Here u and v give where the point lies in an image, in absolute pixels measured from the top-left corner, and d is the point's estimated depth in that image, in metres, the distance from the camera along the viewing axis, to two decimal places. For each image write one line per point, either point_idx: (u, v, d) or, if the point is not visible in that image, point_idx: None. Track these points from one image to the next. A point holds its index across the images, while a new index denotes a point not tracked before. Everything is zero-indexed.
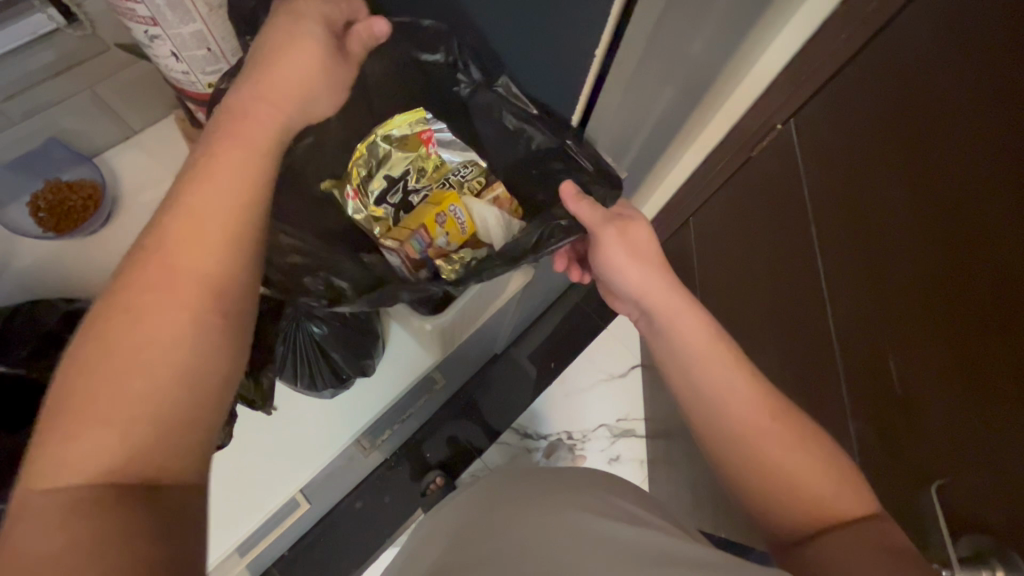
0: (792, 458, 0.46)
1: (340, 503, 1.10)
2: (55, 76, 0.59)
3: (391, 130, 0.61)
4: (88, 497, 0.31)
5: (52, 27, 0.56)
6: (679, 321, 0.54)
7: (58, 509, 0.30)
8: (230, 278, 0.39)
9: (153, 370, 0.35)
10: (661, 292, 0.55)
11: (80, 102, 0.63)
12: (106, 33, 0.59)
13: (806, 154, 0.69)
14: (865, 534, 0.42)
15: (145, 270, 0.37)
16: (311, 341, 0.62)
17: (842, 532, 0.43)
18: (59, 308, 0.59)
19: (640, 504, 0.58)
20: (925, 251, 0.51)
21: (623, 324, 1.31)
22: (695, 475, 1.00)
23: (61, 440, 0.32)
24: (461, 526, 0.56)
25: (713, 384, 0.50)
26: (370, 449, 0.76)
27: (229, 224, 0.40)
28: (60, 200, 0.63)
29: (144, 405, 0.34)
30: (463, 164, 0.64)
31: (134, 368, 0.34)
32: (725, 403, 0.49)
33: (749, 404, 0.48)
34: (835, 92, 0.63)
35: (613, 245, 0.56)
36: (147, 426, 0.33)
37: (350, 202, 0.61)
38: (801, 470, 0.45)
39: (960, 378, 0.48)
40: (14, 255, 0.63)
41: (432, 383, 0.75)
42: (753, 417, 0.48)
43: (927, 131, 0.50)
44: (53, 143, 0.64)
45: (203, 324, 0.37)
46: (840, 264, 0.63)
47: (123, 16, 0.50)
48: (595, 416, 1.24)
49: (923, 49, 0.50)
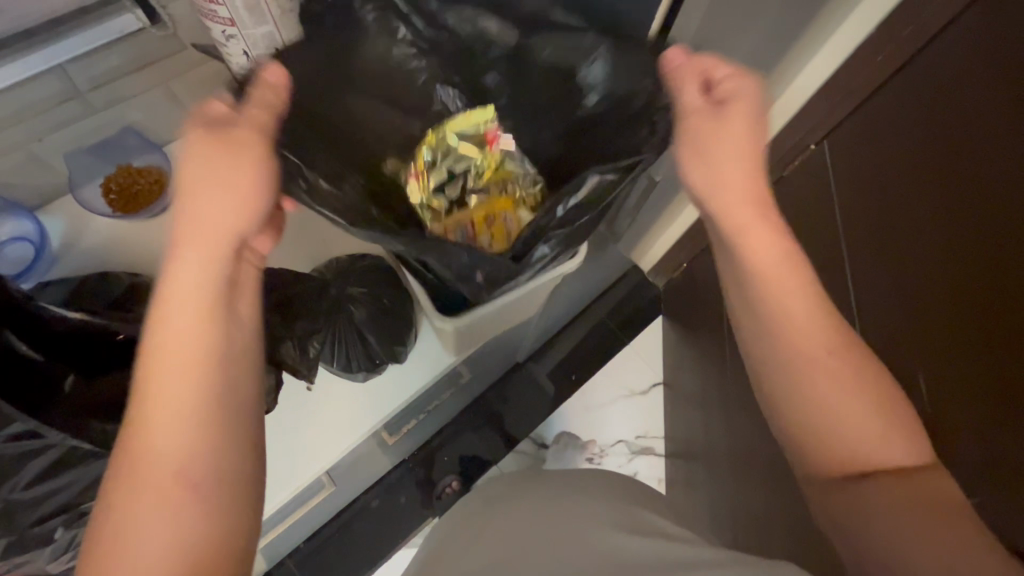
0: (864, 406, 0.46)
1: (356, 501, 1.12)
2: (136, 70, 0.65)
3: (459, 124, 0.64)
4: (180, 525, 0.38)
5: (138, 26, 0.61)
6: (783, 270, 0.49)
7: (151, 537, 0.37)
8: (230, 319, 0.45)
9: (183, 422, 0.41)
10: (761, 228, 0.49)
11: (154, 96, 0.68)
12: (185, 34, 0.65)
13: (838, 172, 0.69)
14: (914, 485, 0.43)
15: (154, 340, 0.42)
16: (351, 325, 0.65)
17: (908, 487, 0.43)
18: (124, 279, 0.61)
19: (655, 511, 0.58)
20: (957, 276, 0.51)
21: (645, 341, 1.31)
22: (715, 496, 0.99)
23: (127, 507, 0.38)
24: (480, 526, 0.57)
25: (788, 347, 0.48)
26: (393, 440, 0.78)
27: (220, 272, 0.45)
28: (129, 182, 0.69)
29: (185, 449, 0.40)
30: (522, 176, 0.65)
31: (168, 425, 0.40)
32: (797, 338, 0.48)
33: (821, 338, 0.48)
34: (875, 106, 0.62)
35: (704, 133, 0.51)
36: (190, 474, 0.40)
37: (409, 182, 0.62)
38: (867, 428, 0.46)
39: (985, 382, 0.48)
40: (84, 232, 0.68)
41: (458, 378, 0.77)
42: (816, 375, 0.47)
43: (950, 168, 0.51)
44: (129, 132, 0.70)
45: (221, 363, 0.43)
46: (870, 276, 0.63)
47: (206, 16, 0.56)
48: (613, 432, 1.24)
49: (956, 77, 0.51)
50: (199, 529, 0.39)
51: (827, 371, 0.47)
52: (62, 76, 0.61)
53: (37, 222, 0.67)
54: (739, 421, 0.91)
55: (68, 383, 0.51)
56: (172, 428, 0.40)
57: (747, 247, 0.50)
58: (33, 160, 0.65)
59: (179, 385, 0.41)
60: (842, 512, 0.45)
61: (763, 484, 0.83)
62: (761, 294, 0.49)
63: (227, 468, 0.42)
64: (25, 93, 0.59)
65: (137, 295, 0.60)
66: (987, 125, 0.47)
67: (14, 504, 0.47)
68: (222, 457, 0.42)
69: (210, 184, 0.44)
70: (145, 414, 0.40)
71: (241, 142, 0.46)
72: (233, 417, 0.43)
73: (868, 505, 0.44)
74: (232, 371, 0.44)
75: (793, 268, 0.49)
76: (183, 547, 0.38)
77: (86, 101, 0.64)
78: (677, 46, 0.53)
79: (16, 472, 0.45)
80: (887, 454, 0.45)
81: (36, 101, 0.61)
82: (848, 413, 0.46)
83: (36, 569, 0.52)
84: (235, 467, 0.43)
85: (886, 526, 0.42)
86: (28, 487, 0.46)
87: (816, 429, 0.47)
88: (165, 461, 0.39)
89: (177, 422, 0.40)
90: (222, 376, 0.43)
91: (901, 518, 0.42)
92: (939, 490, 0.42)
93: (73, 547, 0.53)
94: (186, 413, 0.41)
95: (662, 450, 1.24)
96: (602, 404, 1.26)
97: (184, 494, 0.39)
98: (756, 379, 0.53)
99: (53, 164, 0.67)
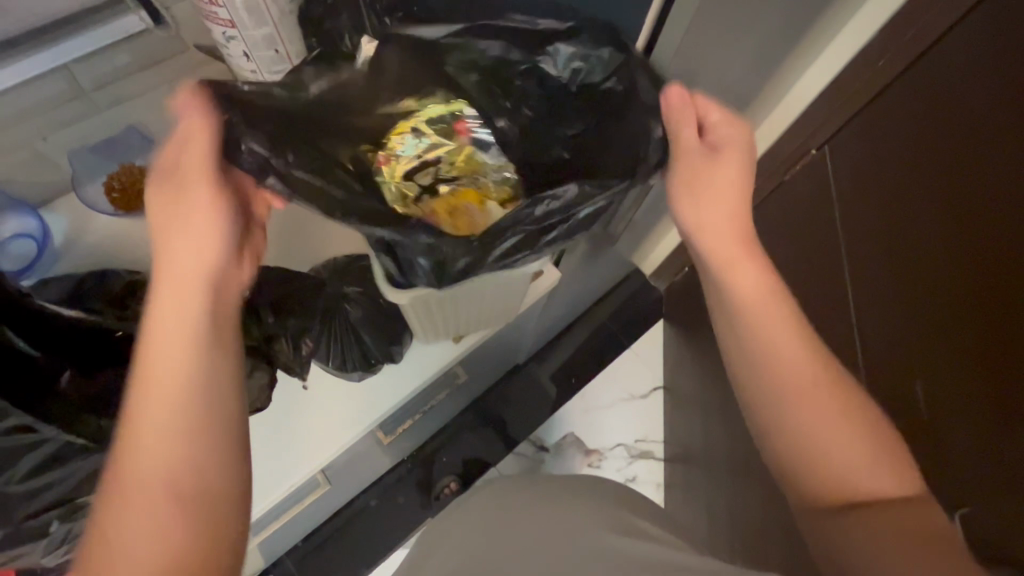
0: (861, 443, 0.45)
1: (356, 500, 1.12)
2: (138, 70, 0.66)
3: (428, 116, 0.59)
4: (161, 521, 0.39)
5: (142, 26, 0.62)
6: (770, 304, 0.50)
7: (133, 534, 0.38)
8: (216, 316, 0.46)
9: (168, 420, 0.41)
10: (748, 263, 0.50)
11: (157, 96, 0.69)
12: (187, 35, 0.66)
13: (838, 176, 0.69)
14: (900, 517, 0.42)
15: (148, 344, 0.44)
16: (346, 321, 0.66)
17: (892, 519, 0.42)
18: (124, 278, 0.61)
19: (648, 515, 0.58)
20: (956, 286, 0.51)
21: (646, 344, 1.31)
22: (714, 501, 0.98)
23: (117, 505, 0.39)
24: (471, 529, 0.57)
25: (779, 375, 0.48)
26: (388, 438, 0.78)
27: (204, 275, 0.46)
28: (132, 181, 0.68)
29: (170, 447, 0.41)
30: (492, 167, 0.60)
31: (153, 425, 0.41)
32: (779, 371, 0.48)
33: (805, 367, 0.48)
34: (878, 111, 0.62)
35: (696, 168, 0.51)
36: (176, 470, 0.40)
37: (378, 166, 0.57)
38: (863, 464, 0.45)
39: (982, 392, 0.48)
40: (87, 229, 0.69)
41: (453, 378, 0.77)
42: (798, 404, 0.47)
43: (950, 177, 0.51)
44: (132, 130, 0.70)
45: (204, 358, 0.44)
46: (869, 283, 0.63)
47: (206, 17, 0.55)
48: (612, 435, 1.23)
49: (958, 84, 0.50)
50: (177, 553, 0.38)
51: (813, 399, 0.46)
52: (66, 76, 0.61)
53: (42, 219, 0.67)
54: (739, 427, 0.91)
55: (65, 379, 0.50)
56: (161, 428, 0.41)
57: (734, 280, 0.50)
58: (38, 159, 0.67)
59: (158, 413, 0.41)
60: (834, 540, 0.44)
61: (762, 491, 0.82)
62: (760, 325, 0.49)
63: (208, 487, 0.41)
64: (28, 93, 0.60)
65: (139, 293, 0.60)
66: (992, 138, 0.47)
67: (11, 498, 0.47)
68: (205, 451, 0.42)
69: (193, 240, 0.46)
70: (129, 443, 0.41)
71: (191, 184, 0.46)
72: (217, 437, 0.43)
73: (852, 529, 0.43)
74: (214, 393, 0.44)
75: (781, 303, 0.50)
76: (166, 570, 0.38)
77: (89, 100, 0.65)
78: (677, 84, 0.50)
79: (10, 466, 0.45)
80: (872, 483, 0.45)
81: (39, 101, 0.62)
82: (835, 445, 0.46)
83: (31, 562, 0.52)
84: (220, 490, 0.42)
85: (862, 551, 0.42)
86: (19, 484, 0.47)
87: (804, 458, 0.47)
88: (145, 485, 0.39)
89: (158, 448, 0.41)
90: (203, 400, 0.43)
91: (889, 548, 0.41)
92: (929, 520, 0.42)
93: (70, 540, 0.53)
94: (169, 439, 0.41)
95: (662, 454, 1.23)
96: (601, 407, 1.25)
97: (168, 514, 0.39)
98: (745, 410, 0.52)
99: (59, 164, 0.68)
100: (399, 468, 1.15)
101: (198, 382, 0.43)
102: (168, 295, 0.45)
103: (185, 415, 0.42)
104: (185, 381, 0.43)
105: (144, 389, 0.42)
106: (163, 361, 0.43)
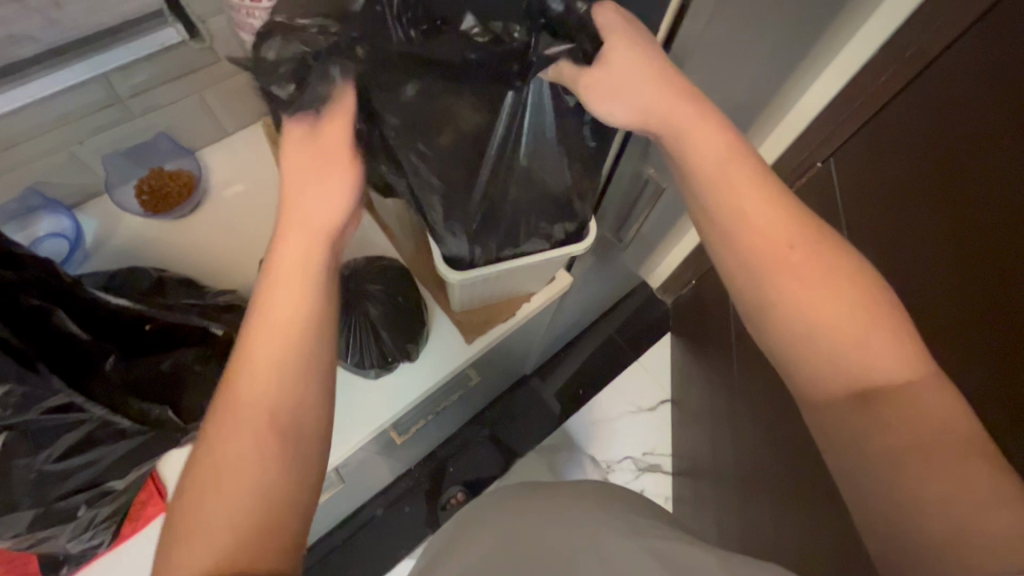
0: (879, 339, 0.40)
1: (363, 510, 1.13)
2: (174, 80, 0.69)
3: None
4: (246, 523, 0.37)
5: (178, 39, 0.66)
6: (754, 202, 0.44)
7: (218, 527, 0.37)
8: (321, 307, 0.44)
9: (258, 410, 0.40)
10: (722, 145, 0.46)
11: (189, 105, 0.72)
12: (220, 47, 0.69)
13: (848, 167, 0.70)
14: (923, 409, 0.38)
15: (254, 326, 0.42)
16: (364, 319, 0.65)
17: (917, 427, 0.38)
18: (153, 274, 0.64)
19: (659, 515, 0.58)
20: (967, 270, 0.51)
21: (653, 356, 1.32)
22: (724, 512, 0.98)
23: (198, 502, 0.38)
24: (485, 514, 0.58)
25: (773, 292, 0.43)
26: (403, 438, 0.79)
27: (310, 258, 0.45)
28: (162, 184, 0.73)
29: (255, 448, 0.39)
30: None
31: (243, 423, 0.40)
32: (782, 268, 0.43)
33: (809, 247, 0.43)
34: (894, 107, 0.62)
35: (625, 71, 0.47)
36: (263, 475, 0.39)
37: None
38: (876, 354, 0.40)
39: (996, 358, 0.47)
40: (117, 230, 0.72)
41: (466, 379, 0.79)
42: (807, 301, 0.42)
43: (964, 172, 0.50)
44: (164, 137, 0.74)
45: (299, 350, 0.42)
46: (878, 257, 0.63)
47: (241, 28, 0.56)
48: (620, 448, 1.23)
49: (972, 83, 0.50)
50: (281, 464, 0.39)
51: (834, 307, 0.41)
52: (105, 84, 0.65)
53: (74, 220, 0.70)
54: (747, 437, 0.91)
55: (109, 363, 0.51)
56: (256, 426, 0.40)
57: (695, 158, 0.46)
58: (75, 162, 0.69)
59: (265, 391, 0.41)
60: (844, 449, 0.41)
61: (768, 498, 0.83)
62: (731, 217, 0.45)
63: (305, 421, 0.42)
64: (69, 100, 0.63)
65: (167, 287, 0.63)
66: (1000, 136, 0.47)
67: (45, 476, 0.48)
68: (289, 462, 0.40)
69: (329, 192, 0.46)
70: (252, 353, 0.42)
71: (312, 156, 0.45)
72: (316, 372, 0.43)
73: (868, 428, 0.39)
74: (317, 378, 0.43)
75: (778, 203, 0.45)
76: (256, 503, 0.38)
77: (125, 107, 0.69)
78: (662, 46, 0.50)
79: (51, 442, 0.47)
80: (890, 374, 0.40)
81: (79, 107, 0.65)
82: (839, 344, 0.41)
83: (58, 547, 0.54)
84: (313, 427, 0.42)
85: (894, 448, 0.38)
86: (58, 460, 0.48)
87: (823, 366, 0.41)
88: (245, 458, 0.39)
89: (275, 363, 0.41)
90: (323, 323, 0.44)
91: (910, 451, 0.37)
92: (947, 414, 0.38)
93: (95, 526, 0.55)
94: (287, 372, 0.41)
95: (669, 467, 1.22)
96: (608, 419, 1.25)
97: (272, 448, 0.39)
98: (751, 325, 0.46)
99: (92, 167, 0.71)
100: (407, 478, 1.16)
101: (318, 314, 0.44)
102: (281, 277, 0.44)
103: (303, 349, 0.42)
104: (305, 315, 0.43)
105: (241, 377, 0.41)
106: (267, 348, 0.42)
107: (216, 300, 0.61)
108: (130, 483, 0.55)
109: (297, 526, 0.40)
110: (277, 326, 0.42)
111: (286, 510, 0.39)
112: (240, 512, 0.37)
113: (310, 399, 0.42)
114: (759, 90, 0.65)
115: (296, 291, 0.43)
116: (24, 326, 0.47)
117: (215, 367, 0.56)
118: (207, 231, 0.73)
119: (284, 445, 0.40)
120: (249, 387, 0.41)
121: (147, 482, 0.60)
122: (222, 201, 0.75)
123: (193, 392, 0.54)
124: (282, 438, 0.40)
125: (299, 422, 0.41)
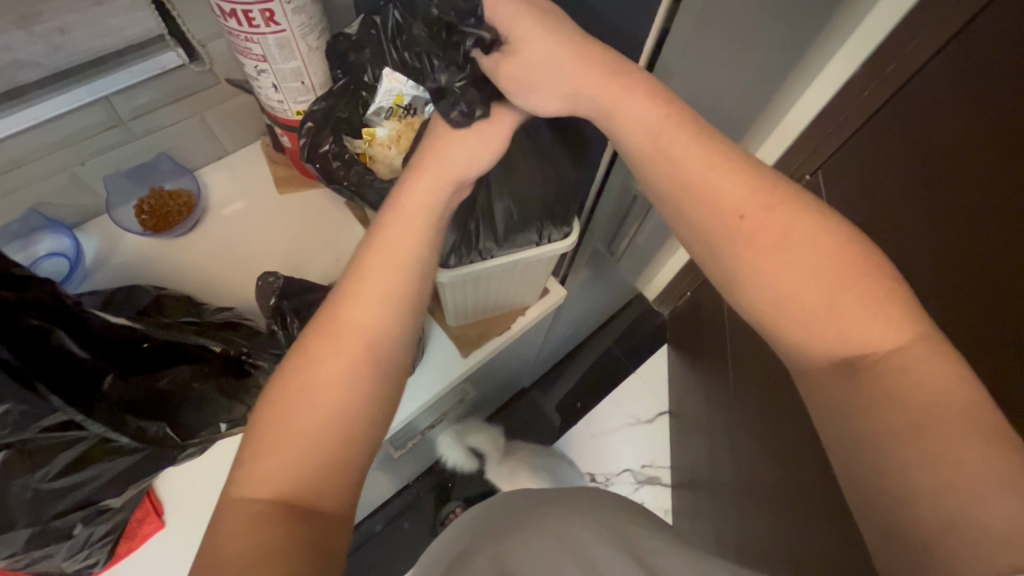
0: (846, 306, 0.40)
1: (362, 527, 1.12)
2: (174, 102, 0.71)
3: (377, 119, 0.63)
4: (320, 448, 0.38)
5: (178, 62, 0.67)
6: (721, 178, 0.44)
7: (296, 444, 0.38)
8: (425, 253, 0.48)
9: (358, 337, 0.43)
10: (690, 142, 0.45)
11: (189, 125, 0.74)
12: (220, 70, 0.71)
13: (835, 163, 0.71)
14: (910, 380, 0.36)
15: (367, 256, 0.47)
16: None
17: (899, 404, 0.36)
18: (151, 291, 0.65)
19: (655, 527, 0.59)
20: (946, 245, 0.51)
21: (651, 368, 1.32)
22: (723, 522, 0.97)
23: (281, 413, 0.39)
24: (479, 523, 0.57)
25: (749, 266, 0.43)
26: (399, 453, 0.79)
27: (426, 199, 0.50)
28: (161, 204, 0.74)
29: (345, 372, 0.41)
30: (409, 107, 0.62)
31: (342, 345, 0.43)
32: (750, 246, 0.43)
33: (779, 214, 0.43)
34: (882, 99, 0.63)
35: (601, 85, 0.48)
36: (347, 399, 0.41)
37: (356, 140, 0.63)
38: (862, 330, 0.39)
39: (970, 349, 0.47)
40: (117, 248, 0.73)
41: (462, 393, 0.79)
42: (772, 276, 0.42)
43: (941, 154, 0.51)
44: (164, 157, 0.76)
45: (403, 287, 0.46)
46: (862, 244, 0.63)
47: (240, 53, 0.57)
48: (619, 460, 1.22)
49: (955, 77, 0.51)
50: (366, 392, 0.42)
51: (805, 280, 0.41)
52: (107, 107, 0.66)
53: (75, 239, 0.71)
54: (744, 446, 0.91)
55: (108, 381, 0.51)
56: (353, 348, 0.42)
57: (674, 148, 0.46)
58: (77, 183, 0.71)
59: (371, 314, 0.44)
60: (830, 425, 0.41)
61: (766, 508, 0.83)
62: (704, 209, 0.45)
63: (392, 358, 0.44)
64: (71, 123, 0.65)
65: (165, 305, 0.63)
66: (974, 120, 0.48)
67: (41, 495, 0.48)
68: (374, 395, 0.42)
69: (459, 139, 0.52)
70: (363, 280, 0.45)
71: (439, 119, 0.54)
72: (411, 315, 0.46)
73: (853, 402, 0.39)
74: (410, 318, 0.46)
75: (750, 176, 0.44)
76: (338, 425, 0.39)
77: (126, 129, 0.70)
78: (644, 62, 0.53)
79: (47, 462, 0.47)
80: (872, 347, 0.39)
81: (82, 129, 0.66)
82: (814, 314, 0.41)
83: (53, 566, 0.54)
84: (395, 366, 0.44)
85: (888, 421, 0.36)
86: (55, 478, 0.48)
87: (800, 335, 0.41)
88: (340, 375, 0.41)
89: (381, 292, 0.45)
90: (424, 268, 0.48)
91: (904, 421, 0.36)
92: (942, 388, 0.36)
93: (90, 544, 0.55)
94: (391, 303, 0.45)
95: (668, 479, 1.21)
96: (606, 431, 1.25)
97: (361, 374, 0.42)
98: (729, 295, 0.46)
99: (94, 188, 0.73)
100: (406, 494, 1.16)
101: (423, 257, 0.48)
102: (397, 217, 0.49)
103: (406, 286, 0.46)
104: (413, 255, 0.47)
105: (348, 299, 0.44)
106: (377, 275, 0.46)
107: (214, 317, 0.62)
108: (127, 500, 0.55)
109: (351, 488, 0.39)
110: (387, 259, 0.46)
111: (340, 467, 0.39)
112: (291, 472, 0.37)
113: (400, 338, 0.45)
114: (746, 105, 0.67)
115: (408, 234, 0.48)
116: (22, 345, 0.47)
117: (212, 385, 0.56)
118: (205, 248, 0.74)
119: (374, 374, 0.42)
120: (355, 311, 0.44)
121: (144, 500, 0.61)
122: (221, 217, 0.76)
123: (189, 408, 0.55)
124: (373, 365, 0.43)
125: (390, 356, 0.44)
